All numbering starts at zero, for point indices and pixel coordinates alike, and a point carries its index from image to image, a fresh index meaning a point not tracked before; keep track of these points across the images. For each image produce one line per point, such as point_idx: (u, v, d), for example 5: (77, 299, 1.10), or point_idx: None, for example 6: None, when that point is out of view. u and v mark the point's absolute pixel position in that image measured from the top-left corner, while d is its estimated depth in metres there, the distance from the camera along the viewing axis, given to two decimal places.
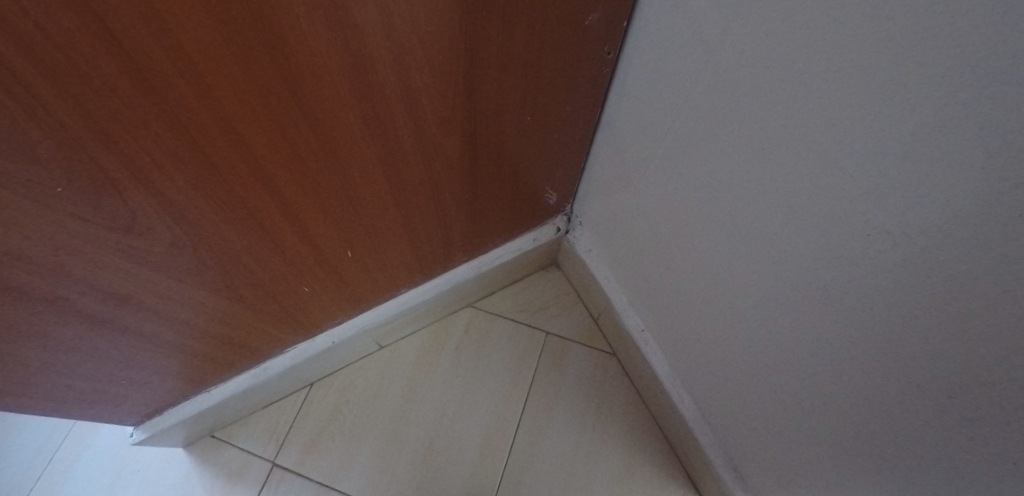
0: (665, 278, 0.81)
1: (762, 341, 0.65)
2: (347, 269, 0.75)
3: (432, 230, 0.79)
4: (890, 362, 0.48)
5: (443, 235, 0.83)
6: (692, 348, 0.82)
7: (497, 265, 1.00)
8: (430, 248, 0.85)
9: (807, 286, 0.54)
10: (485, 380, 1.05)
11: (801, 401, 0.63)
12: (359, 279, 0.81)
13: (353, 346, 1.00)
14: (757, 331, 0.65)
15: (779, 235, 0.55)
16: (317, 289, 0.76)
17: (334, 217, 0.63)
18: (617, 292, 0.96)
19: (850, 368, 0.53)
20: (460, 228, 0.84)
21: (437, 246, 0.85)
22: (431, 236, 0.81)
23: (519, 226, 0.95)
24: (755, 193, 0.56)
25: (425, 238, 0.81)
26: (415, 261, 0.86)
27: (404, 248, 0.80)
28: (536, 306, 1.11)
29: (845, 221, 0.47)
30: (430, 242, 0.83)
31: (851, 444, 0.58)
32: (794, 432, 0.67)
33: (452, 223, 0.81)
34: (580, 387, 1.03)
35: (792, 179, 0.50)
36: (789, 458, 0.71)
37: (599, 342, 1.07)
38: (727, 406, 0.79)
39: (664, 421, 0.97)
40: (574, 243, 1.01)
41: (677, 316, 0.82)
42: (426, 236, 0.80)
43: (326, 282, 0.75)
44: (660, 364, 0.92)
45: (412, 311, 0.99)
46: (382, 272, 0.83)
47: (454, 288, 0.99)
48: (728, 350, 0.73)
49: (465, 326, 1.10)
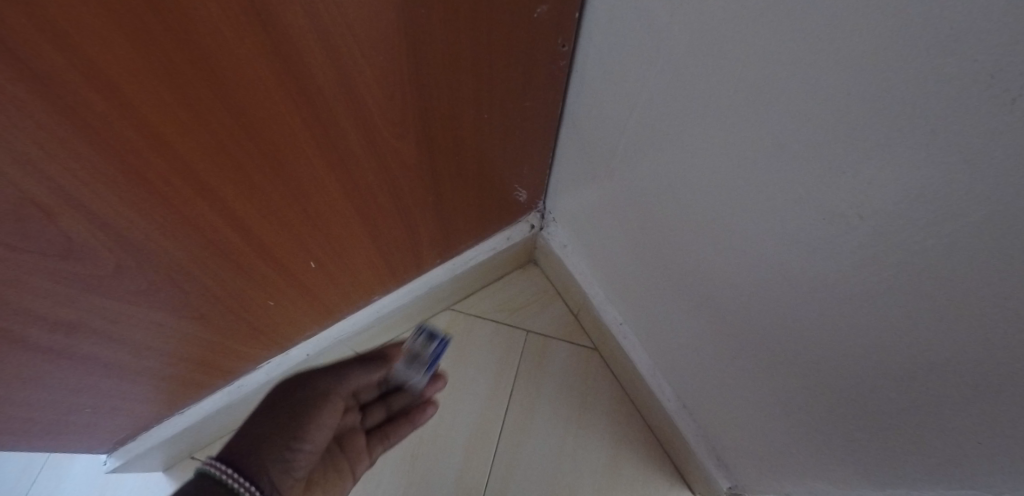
0: (639, 271, 0.80)
1: (739, 329, 0.65)
2: (312, 279, 0.74)
3: (399, 233, 0.78)
4: (867, 343, 0.48)
5: (409, 238, 0.81)
6: (671, 340, 0.81)
7: (472, 267, 0.99)
8: (399, 253, 0.83)
9: (777, 271, 0.54)
10: (467, 384, 1.03)
11: (780, 388, 0.62)
12: (327, 288, 0.79)
13: (330, 357, 0.98)
14: (733, 318, 0.64)
15: (747, 221, 0.54)
16: (283, 301, 0.74)
17: (290, 227, 0.61)
18: (594, 287, 0.95)
19: (825, 351, 0.53)
20: (428, 230, 0.82)
21: (406, 250, 0.84)
22: (398, 240, 0.80)
23: (490, 225, 0.94)
24: (720, 180, 0.55)
25: (392, 243, 0.79)
26: (384, 266, 0.84)
27: (370, 254, 0.78)
28: (516, 305, 1.09)
29: (811, 203, 0.46)
30: (398, 246, 0.81)
31: (829, 428, 0.58)
32: (775, 419, 0.67)
33: (418, 226, 0.80)
34: (564, 385, 1.02)
35: (755, 164, 0.50)
36: (770, 443, 0.70)
37: (580, 337, 1.06)
38: (709, 396, 0.79)
39: (647, 413, 0.96)
40: (548, 239, 0.99)
41: (655, 309, 0.81)
42: (393, 240, 0.79)
43: (292, 293, 0.73)
44: (641, 357, 0.91)
45: (387, 318, 0.97)
46: (351, 280, 0.81)
47: (429, 292, 0.98)
48: (706, 340, 0.72)
49: (445, 330, 1.08)
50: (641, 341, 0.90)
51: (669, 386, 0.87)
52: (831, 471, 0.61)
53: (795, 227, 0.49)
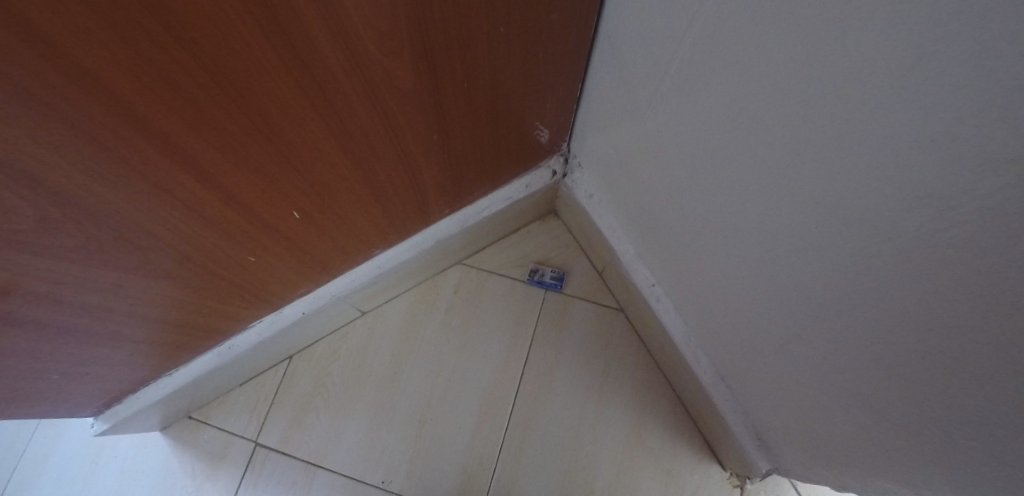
0: (679, 226, 0.68)
1: (795, 309, 0.53)
2: (297, 230, 0.63)
3: (398, 179, 0.67)
4: (977, 351, 0.36)
5: (411, 185, 0.70)
6: (711, 307, 0.70)
7: (486, 219, 0.88)
8: (399, 200, 0.72)
9: (855, 245, 0.41)
10: (480, 345, 0.94)
11: (835, 380, 0.52)
12: (317, 241, 0.69)
13: (330, 315, 0.89)
14: (790, 295, 0.53)
15: (821, 177, 0.42)
16: (265, 256, 0.65)
17: (261, 168, 0.50)
18: (623, 243, 0.84)
19: (911, 355, 0.41)
20: (433, 175, 0.71)
21: (408, 199, 0.73)
22: (398, 186, 0.68)
23: (506, 171, 0.82)
24: (791, 122, 0.42)
25: (391, 189, 0.68)
26: (384, 217, 0.74)
27: (366, 203, 0.67)
28: (534, 261, 0.99)
29: (931, 155, 0.33)
30: (398, 195, 0.70)
31: (900, 436, 0.47)
32: (831, 417, 0.56)
33: (420, 171, 0.68)
34: (586, 349, 0.93)
35: (845, 101, 0.37)
36: (820, 434, 0.60)
37: (603, 297, 0.96)
38: (751, 372, 0.69)
39: (677, 382, 0.87)
40: (572, 188, 0.88)
41: (694, 271, 0.70)
42: (392, 187, 0.68)
43: (275, 246, 0.63)
44: (673, 323, 0.81)
45: (392, 274, 0.88)
46: (346, 232, 0.71)
47: (437, 247, 0.88)
48: (752, 313, 0.61)
49: (456, 286, 0.99)
50: (674, 305, 0.79)
51: (705, 356, 0.77)
52: (897, 475, 0.51)
53: (891, 189, 0.36)
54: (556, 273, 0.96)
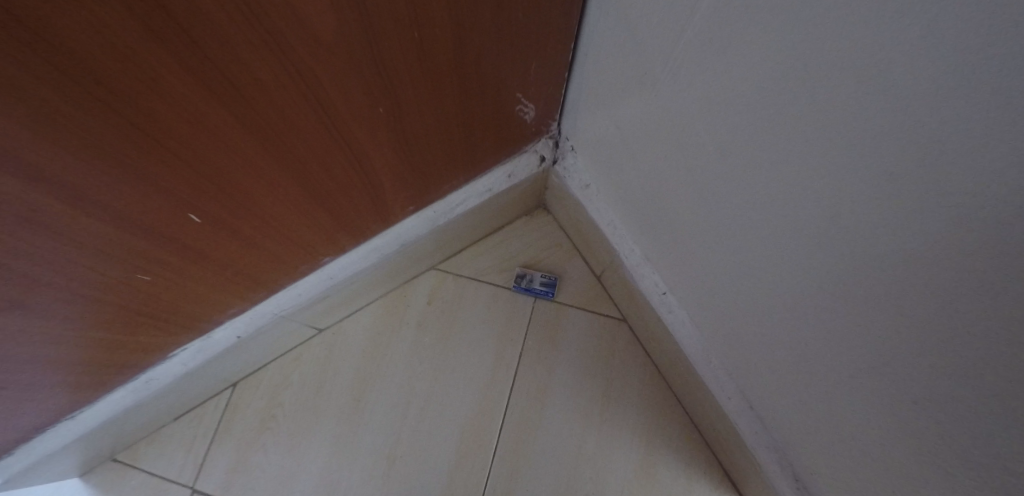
0: (702, 222, 0.54)
1: (879, 335, 0.38)
2: (202, 236, 0.48)
3: (337, 167, 0.51)
4: None
5: (358, 176, 0.55)
6: (742, 323, 0.56)
7: (461, 216, 0.73)
8: (345, 196, 0.57)
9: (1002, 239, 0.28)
10: (459, 367, 0.79)
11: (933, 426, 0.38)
12: (235, 250, 0.53)
13: (274, 337, 0.74)
14: (870, 316, 0.38)
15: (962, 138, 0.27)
16: (161, 273, 0.49)
17: (111, 143, 0.35)
18: (627, 242, 0.69)
19: None
20: (385, 163, 0.56)
21: (356, 195, 0.57)
22: (339, 178, 0.53)
23: (482, 159, 0.67)
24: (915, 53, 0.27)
25: (331, 181, 0.53)
26: (327, 218, 0.58)
27: (296, 199, 0.52)
28: (521, 264, 0.83)
29: None
30: (342, 188, 0.55)
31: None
32: (913, 472, 0.42)
33: (367, 157, 0.53)
34: (584, 368, 0.78)
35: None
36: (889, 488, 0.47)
37: (602, 305, 0.81)
38: (791, 404, 0.55)
39: (692, 406, 0.73)
40: (564, 178, 0.73)
41: (722, 278, 0.55)
42: (331, 178, 0.52)
43: (172, 256, 0.48)
44: (690, 340, 0.66)
45: (348, 286, 0.72)
46: (277, 236, 0.55)
47: (403, 251, 0.72)
48: (801, 335, 0.47)
49: (429, 296, 0.83)
50: (691, 317, 0.65)
51: (730, 379, 0.63)
52: None
53: None
54: (547, 278, 0.81)
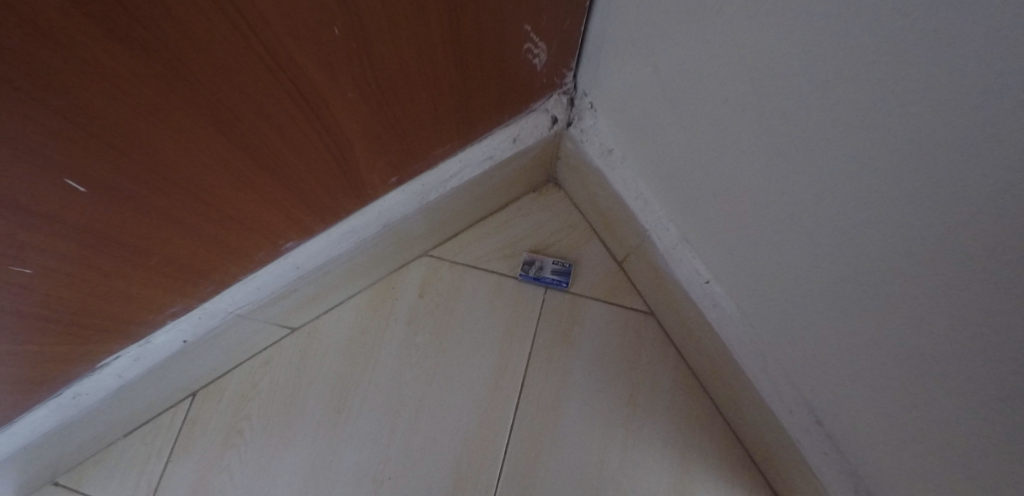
0: (767, 189, 0.41)
1: None
2: (92, 206, 0.35)
3: (283, 114, 0.38)
4: None
5: (315, 132, 0.42)
6: (816, 321, 0.43)
7: (456, 191, 0.60)
8: (299, 160, 0.43)
9: None
10: (457, 371, 0.67)
11: None
12: (150, 231, 0.40)
13: (233, 339, 0.61)
14: None
15: None
16: (38, 262, 0.36)
17: None
18: (662, 219, 0.56)
19: None
20: (351, 114, 0.43)
21: (315, 157, 0.44)
22: (289, 133, 0.40)
23: (480, 118, 0.54)
24: None
25: (276, 134, 0.39)
26: (278, 189, 0.45)
27: (229, 159, 0.39)
28: (529, 248, 0.71)
29: None
30: (294, 146, 0.42)
31: None
32: None
33: (325, 104, 0.40)
34: (606, 371, 0.66)
35: None
36: None
37: (625, 296, 0.69)
38: (880, 424, 0.42)
39: (737, 415, 0.61)
40: (581, 143, 0.60)
41: (790, 263, 0.43)
42: (277, 131, 0.39)
43: (54, 235, 0.35)
44: (739, 339, 0.54)
45: (321, 278, 0.60)
46: (212, 210, 0.42)
47: (387, 235, 0.59)
48: (915, 340, 0.34)
49: (421, 288, 0.70)
50: (741, 311, 0.53)
51: (791, 387, 0.51)
52: None
53: None
54: (560, 265, 0.69)
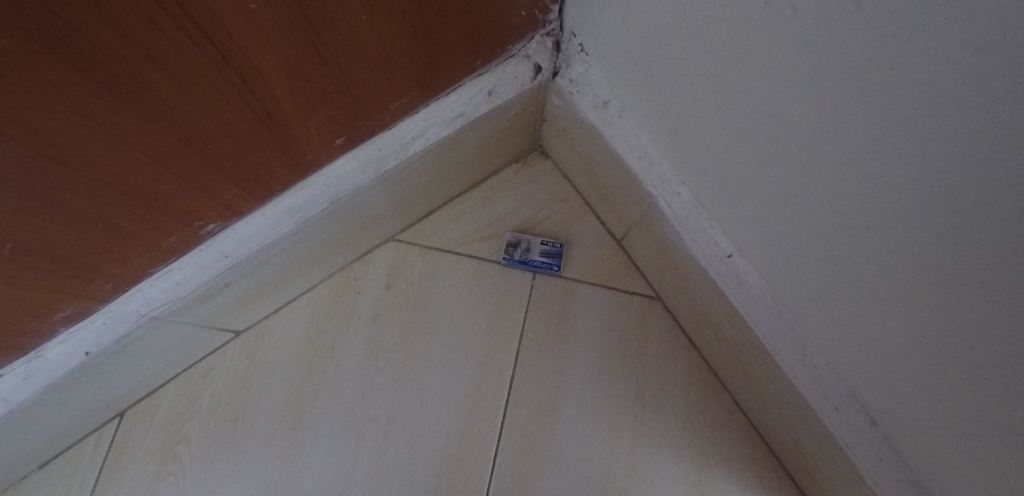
0: (815, 129, 0.31)
1: None
2: None
3: (158, 38, 0.27)
4: None
5: (210, 64, 0.30)
6: (880, 298, 0.34)
7: (421, 158, 0.49)
8: (193, 105, 0.32)
9: None
10: (432, 375, 0.56)
11: None
12: None
13: (156, 349, 0.50)
14: None
15: None
16: None
17: None
18: (672, 182, 0.47)
19: None
20: (260, 42, 0.31)
21: (217, 103, 0.33)
22: (165, 61, 0.28)
23: (445, 62, 0.43)
24: None
25: (154, 69, 0.28)
26: (171, 147, 0.34)
27: (85, 100, 0.28)
28: (512, 228, 0.61)
29: None
30: (187, 88, 0.31)
31: None
32: None
33: (216, 21, 0.28)
34: (608, 367, 0.56)
35: None
36: None
37: (626, 279, 0.59)
38: (961, 426, 0.33)
39: (763, 414, 0.52)
40: (570, 96, 0.50)
41: (844, 226, 0.33)
42: (153, 63, 0.28)
43: None
44: (770, 325, 0.44)
45: (259, 269, 0.49)
46: (80, 177, 0.31)
47: (338, 213, 0.49)
48: None
49: (388, 278, 0.59)
50: (773, 290, 0.43)
51: (838, 381, 0.42)
52: None
53: None
54: (551, 245, 0.59)
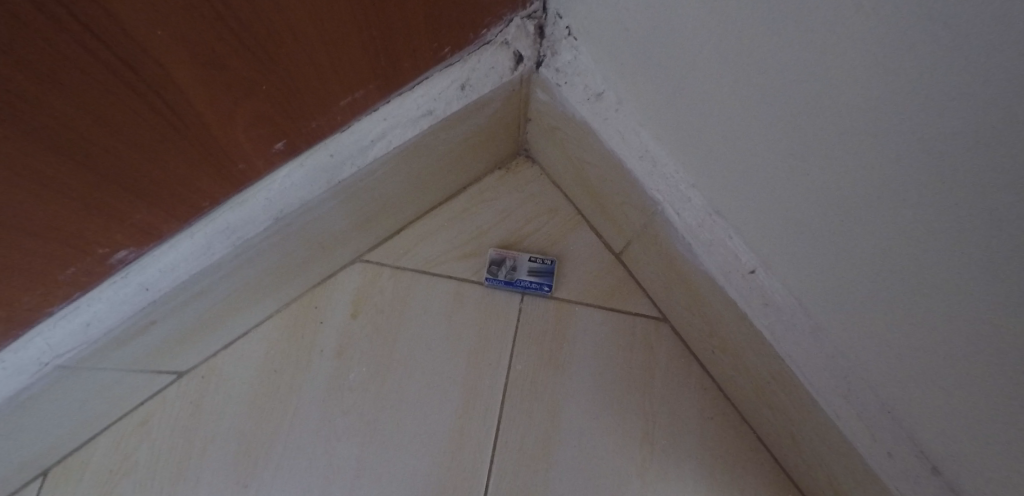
0: (869, 110, 0.24)
1: None
2: None
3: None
4: None
5: (84, 50, 0.23)
6: (957, 326, 0.26)
7: (384, 165, 0.42)
8: (65, 101, 0.24)
9: None
10: (406, 417, 0.49)
11: None
12: None
13: (73, 401, 0.42)
14: None
15: None
16: None
17: None
18: (681, 185, 0.39)
19: None
20: (151, 17, 0.23)
21: (102, 98, 0.25)
22: (12, 46, 0.21)
23: (406, 48, 0.36)
24: None
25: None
26: (43, 156, 0.26)
27: None
28: (496, 244, 0.53)
29: None
30: (55, 80, 0.23)
31: None
32: None
33: None
34: (610, 402, 0.49)
35: None
36: None
37: (627, 298, 0.52)
38: None
39: (794, 453, 0.44)
40: (556, 89, 0.43)
41: (909, 237, 0.26)
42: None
43: None
44: (804, 353, 0.37)
45: (194, 302, 0.41)
46: None
47: (286, 233, 0.41)
48: None
49: (355, 305, 0.52)
50: (808, 312, 0.36)
51: (889, 420, 0.34)
52: None
53: None
54: (540, 262, 0.51)
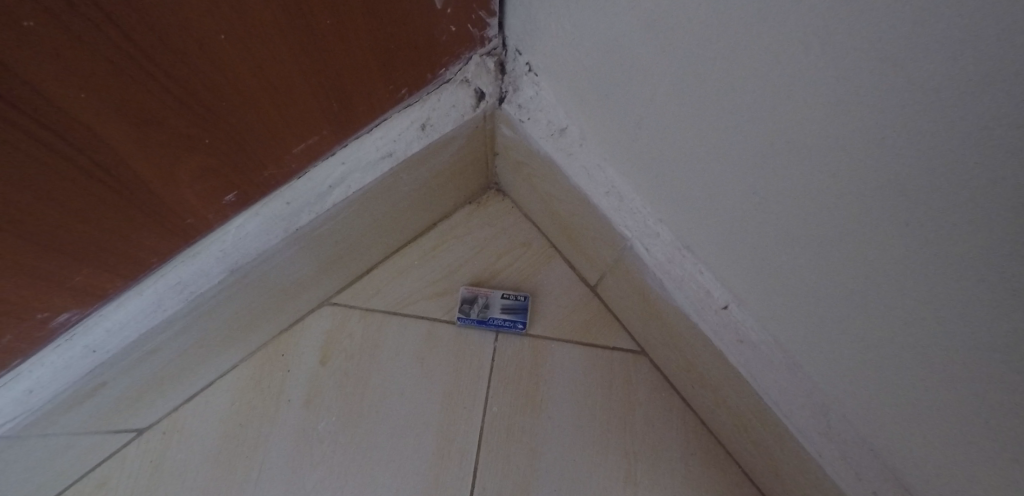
0: (835, 149, 0.23)
1: None
2: None
3: None
4: None
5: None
6: (934, 364, 0.25)
7: (344, 210, 0.41)
8: None
9: None
10: (378, 466, 0.47)
11: None
12: None
13: (21, 468, 0.39)
14: None
15: None
16: None
17: None
18: (648, 220, 0.39)
19: None
20: (71, 78, 0.22)
21: (23, 163, 0.24)
22: None
23: (359, 93, 0.35)
24: None
25: None
26: None
27: None
28: (468, 280, 0.52)
29: None
30: None
31: None
32: None
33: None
34: (590, 440, 0.47)
35: None
36: None
37: (604, 331, 0.50)
38: None
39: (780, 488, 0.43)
40: (520, 125, 0.42)
41: (881, 275, 0.25)
42: None
43: None
44: (783, 390, 0.36)
45: (148, 360, 0.39)
46: None
47: (243, 283, 0.40)
48: None
49: (323, 350, 0.50)
50: (784, 348, 0.35)
51: (872, 458, 0.33)
52: None
53: None
54: (512, 299, 0.50)
